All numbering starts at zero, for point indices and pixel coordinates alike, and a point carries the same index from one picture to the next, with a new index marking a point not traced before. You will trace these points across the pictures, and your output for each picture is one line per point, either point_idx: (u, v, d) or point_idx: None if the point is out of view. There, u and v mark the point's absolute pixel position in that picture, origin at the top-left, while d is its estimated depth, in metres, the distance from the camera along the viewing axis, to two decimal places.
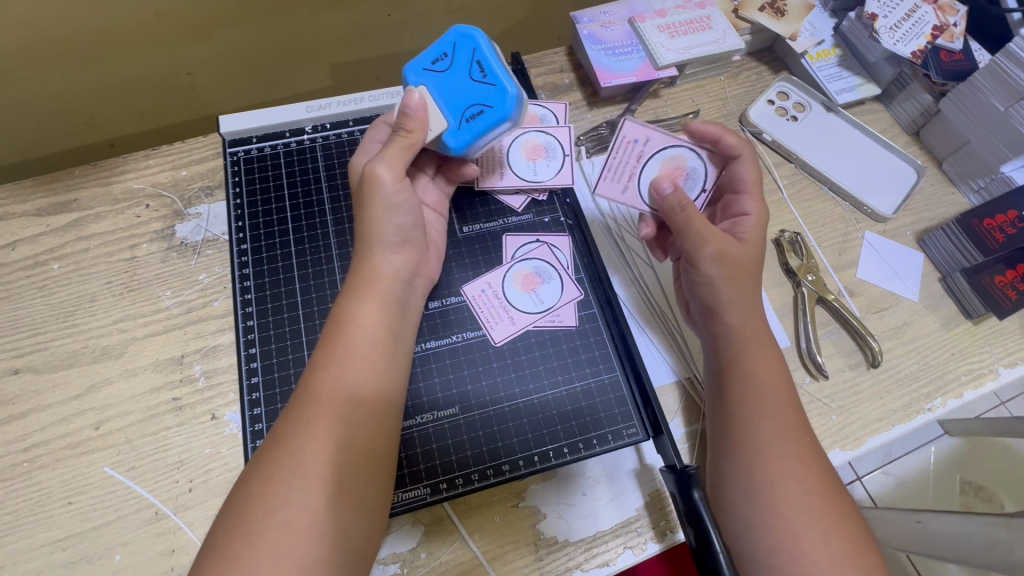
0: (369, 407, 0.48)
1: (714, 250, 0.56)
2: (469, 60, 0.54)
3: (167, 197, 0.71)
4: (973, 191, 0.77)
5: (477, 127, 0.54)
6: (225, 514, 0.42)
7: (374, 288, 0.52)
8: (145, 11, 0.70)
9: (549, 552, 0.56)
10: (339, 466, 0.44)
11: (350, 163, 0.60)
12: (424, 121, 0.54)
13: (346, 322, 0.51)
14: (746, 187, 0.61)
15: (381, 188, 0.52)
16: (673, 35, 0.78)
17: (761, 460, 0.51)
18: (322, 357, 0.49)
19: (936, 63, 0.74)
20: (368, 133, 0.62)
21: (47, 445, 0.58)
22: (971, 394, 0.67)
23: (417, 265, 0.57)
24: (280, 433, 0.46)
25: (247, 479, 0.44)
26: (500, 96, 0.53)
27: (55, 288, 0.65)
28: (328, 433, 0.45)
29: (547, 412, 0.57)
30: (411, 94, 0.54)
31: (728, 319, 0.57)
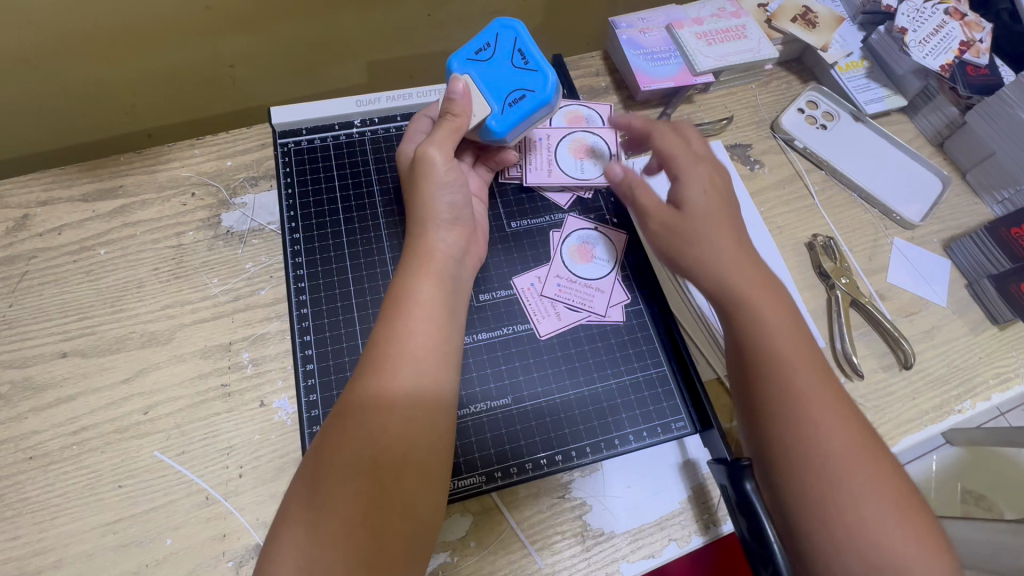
0: (433, 386, 0.48)
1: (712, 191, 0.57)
2: (512, 49, 0.59)
3: (213, 186, 0.71)
4: (996, 202, 0.79)
5: (520, 110, 0.57)
6: (300, 481, 0.45)
7: (431, 265, 0.53)
8: (196, 2, 0.71)
9: (596, 543, 0.57)
10: (404, 443, 0.46)
11: (397, 152, 0.61)
12: (468, 107, 0.57)
13: (406, 299, 0.51)
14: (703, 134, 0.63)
15: (433, 170, 0.55)
16: (709, 42, 0.80)
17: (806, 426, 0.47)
18: (382, 333, 0.49)
19: (963, 78, 0.76)
20: (410, 126, 0.63)
21: (95, 428, 0.58)
22: (999, 397, 0.69)
23: (468, 243, 0.58)
24: (345, 408, 0.47)
25: (317, 452, 0.46)
26: (542, 81, 0.57)
27: (102, 273, 0.65)
28: (393, 410, 0.46)
29: (597, 404, 0.58)
30: (456, 82, 0.57)
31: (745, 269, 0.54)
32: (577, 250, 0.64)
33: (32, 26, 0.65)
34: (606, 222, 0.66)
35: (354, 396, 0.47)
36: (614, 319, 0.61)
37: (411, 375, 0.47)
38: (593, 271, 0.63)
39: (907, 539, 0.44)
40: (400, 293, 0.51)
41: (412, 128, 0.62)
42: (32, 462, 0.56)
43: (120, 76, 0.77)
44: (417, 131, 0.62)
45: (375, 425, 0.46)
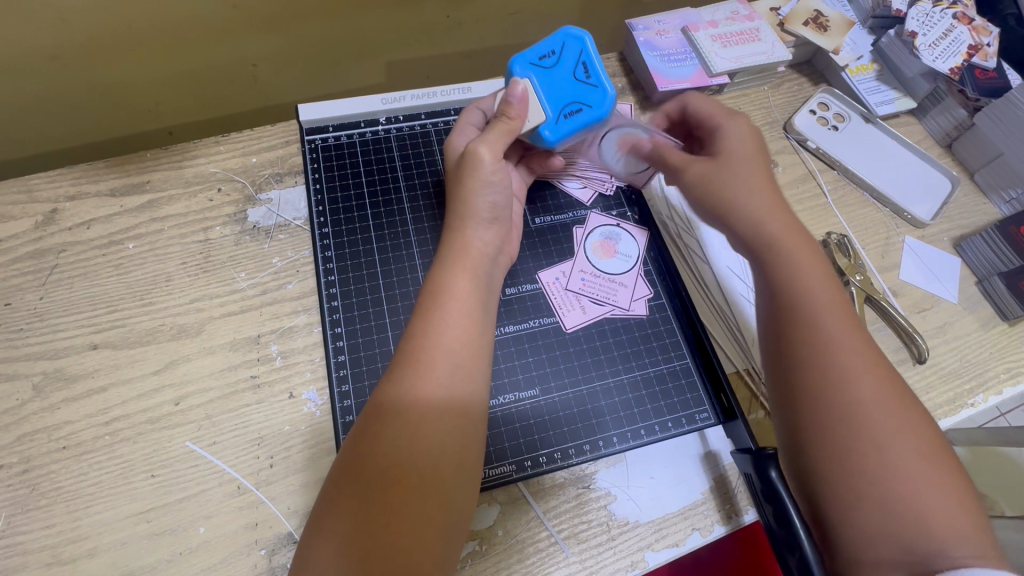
0: (466, 376, 0.49)
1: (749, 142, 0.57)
2: (575, 60, 0.60)
3: (238, 182, 0.72)
4: (1005, 202, 0.81)
5: (576, 122, 0.59)
6: (338, 469, 0.46)
7: (466, 262, 0.54)
8: (224, 2, 0.73)
9: (621, 532, 0.58)
10: (438, 429, 0.47)
11: (447, 144, 0.62)
12: (524, 113, 0.59)
13: (441, 292, 0.52)
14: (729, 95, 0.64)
15: (480, 167, 0.56)
16: (725, 45, 0.82)
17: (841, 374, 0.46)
18: (418, 325, 0.50)
19: (972, 80, 0.78)
20: (463, 117, 0.64)
21: (127, 419, 0.58)
22: (1010, 391, 0.70)
23: (502, 242, 0.60)
24: (380, 399, 0.48)
25: (354, 441, 0.46)
26: (601, 97, 0.59)
27: (131, 267, 0.66)
28: (428, 397, 0.47)
29: (622, 396, 0.59)
30: (516, 85, 0.59)
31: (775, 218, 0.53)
32: (601, 246, 0.66)
33: (64, 23, 0.66)
34: (628, 219, 0.68)
35: (388, 386, 0.48)
36: (638, 313, 0.62)
37: (448, 364, 0.48)
38: (617, 266, 0.64)
39: (945, 510, 0.42)
40: (436, 286, 0.52)
41: (465, 121, 0.63)
42: (66, 452, 0.56)
43: (145, 73, 0.78)
44: (469, 125, 0.63)
45: (413, 413, 0.46)
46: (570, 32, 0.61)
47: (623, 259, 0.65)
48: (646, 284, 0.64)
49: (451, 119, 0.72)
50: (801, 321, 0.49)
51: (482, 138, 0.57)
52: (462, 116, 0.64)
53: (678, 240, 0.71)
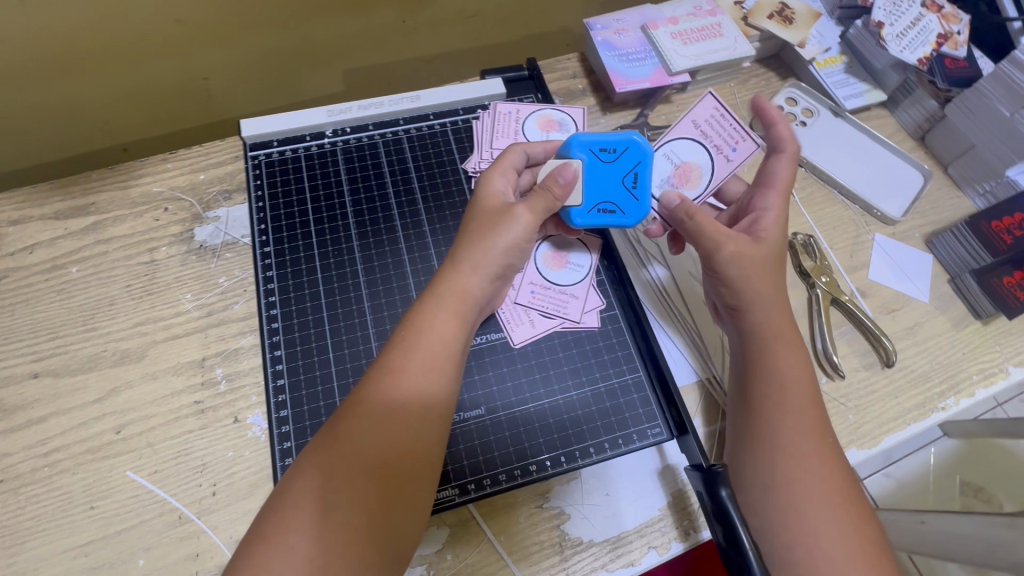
0: (433, 419, 0.48)
1: (731, 252, 0.57)
2: (630, 165, 0.59)
3: (185, 200, 0.71)
4: (979, 195, 0.78)
5: (603, 223, 0.60)
6: (282, 499, 0.43)
7: (458, 304, 0.52)
8: (165, 18, 0.71)
9: (574, 552, 0.56)
10: (399, 474, 0.45)
11: (485, 181, 0.57)
12: (565, 196, 0.57)
13: (424, 331, 0.50)
14: (778, 183, 0.60)
15: (514, 228, 0.54)
16: (685, 42, 0.79)
17: (783, 458, 0.52)
18: (397, 363, 0.48)
19: (942, 71, 0.75)
20: (505, 157, 0.59)
21: (67, 449, 0.57)
22: (983, 392, 0.68)
23: (494, 295, 0.57)
24: (341, 430, 0.45)
25: (305, 471, 0.44)
26: (638, 211, 0.60)
27: (74, 292, 0.64)
28: (393, 439, 0.45)
29: (574, 413, 0.58)
30: (568, 167, 0.57)
31: (751, 314, 0.58)
32: (558, 258, 0.64)
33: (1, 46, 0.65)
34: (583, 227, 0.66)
35: (356, 421, 0.45)
36: (589, 325, 0.61)
37: (418, 409, 0.47)
38: (567, 278, 0.63)
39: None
40: (418, 325, 0.50)
41: (506, 163, 0.59)
42: (4, 486, 0.55)
43: (92, 91, 0.77)
44: (509, 170, 0.58)
45: (377, 453, 0.44)
46: (635, 137, 0.59)
47: (576, 271, 0.63)
48: (599, 294, 0.62)
49: (399, 130, 0.70)
50: (770, 391, 0.55)
51: (527, 202, 0.55)
52: (504, 157, 0.59)
53: (636, 242, 0.71)
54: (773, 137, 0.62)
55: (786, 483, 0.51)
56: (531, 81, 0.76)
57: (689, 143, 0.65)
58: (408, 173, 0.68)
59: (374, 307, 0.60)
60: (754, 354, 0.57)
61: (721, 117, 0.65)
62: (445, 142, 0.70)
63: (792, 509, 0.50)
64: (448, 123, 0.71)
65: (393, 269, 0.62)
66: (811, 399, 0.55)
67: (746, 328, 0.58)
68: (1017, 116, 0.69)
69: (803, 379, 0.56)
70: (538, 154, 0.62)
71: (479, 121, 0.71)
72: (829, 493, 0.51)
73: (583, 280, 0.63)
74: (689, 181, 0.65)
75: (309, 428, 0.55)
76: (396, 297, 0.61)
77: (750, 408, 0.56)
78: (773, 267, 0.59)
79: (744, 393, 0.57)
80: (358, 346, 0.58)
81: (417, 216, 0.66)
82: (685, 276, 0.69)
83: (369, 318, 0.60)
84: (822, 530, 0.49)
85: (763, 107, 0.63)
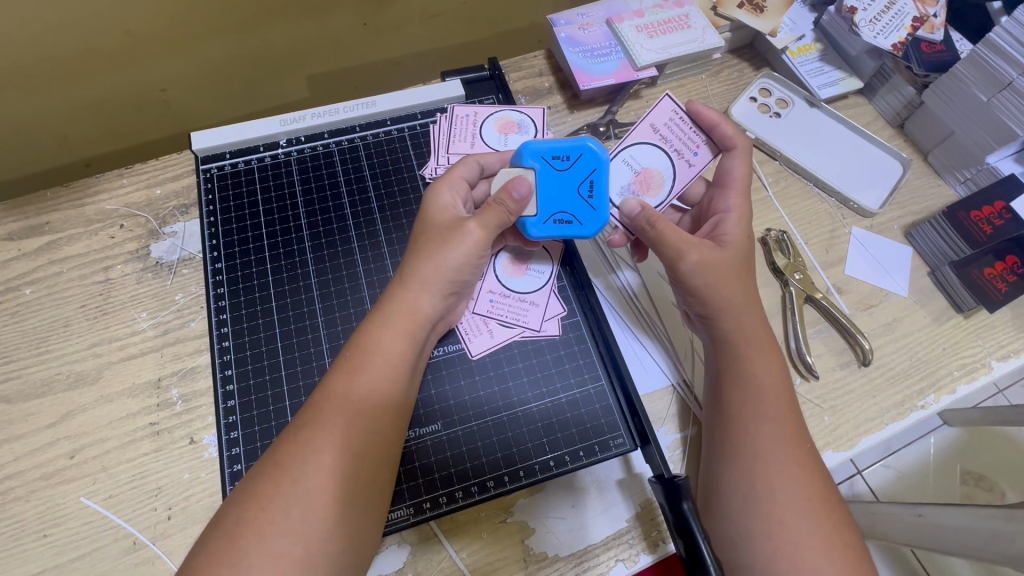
0: (381, 444, 0.47)
1: (696, 259, 0.54)
2: (585, 174, 0.58)
3: (141, 216, 0.68)
4: (960, 182, 0.75)
5: (561, 233, 0.58)
6: (215, 530, 0.41)
7: (408, 324, 0.51)
8: (114, 29, 0.70)
9: (539, 568, 0.55)
10: (341, 501, 0.43)
11: (433, 193, 0.56)
12: (520, 208, 0.55)
13: (371, 352, 0.49)
14: (733, 183, 0.59)
15: (463, 245, 0.52)
16: (652, 35, 0.77)
17: (759, 470, 0.50)
18: (341, 385, 0.47)
19: (917, 55, 0.73)
20: (456, 169, 0.59)
21: (20, 476, 0.56)
22: (965, 388, 0.66)
23: (448, 310, 0.57)
24: (282, 455, 0.44)
25: (242, 501, 0.42)
26: (596, 220, 0.58)
27: (26, 314, 0.62)
28: (334, 463, 0.44)
29: (533, 424, 0.58)
30: (523, 179, 0.54)
31: (723, 322, 0.55)
32: (516, 266, 0.64)
33: None
34: None
35: (296, 447, 0.44)
36: (549, 333, 0.62)
37: (362, 432, 0.46)
38: (526, 284, 0.63)
39: None
40: (366, 345, 0.50)
41: (455, 175, 0.58)
42: None
43: (50, 109, 0.76)
44: (458, 182, 0.58)
45: (318, 479, 0.43)
46: (589, 144, 0.58)
47: (535, 276, 0.64)
48: (559, 301, 0.63)
49: (356, 137, 0.71)
50: (740, 402, 0.53)
51: (477, 217, 0.53)
52: (454, 169, 0.59)
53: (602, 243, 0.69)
54: (719, 138, 0.60)
55: (767, 493, 0.49)
56: (492, 81, 0.76)
57: (646, 148, 0.64)
58: (364, 183, 0.69)
59: (328, 322, 0.62)
60: (727, 361, 0.55)
61: (679, 120, 0.63)
62: (402, 148, 0.71)
63: (769, 521, 0.48)
64: (406, 128, 0.73)
65: (348, 282, 0.64)
66: (787, 406, 0.53)
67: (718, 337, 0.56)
68: (995, 101, 0.66)
69: (778, 385, 0.54)
70: (492, 165, 0.62)
71: (437, 125, 0.72)
72: (811, 501, 0.49)
73: (543, 287, 0.63)
74: (651, 187, 0.63)
75: (260, 447, 0.57)
76: (350, 310, 0.63)
77: (727, 418, 0.53)
78: (743, 273, 0.57)
79: (716, 404, 0.55)
80: (310, 362, 0.60)
81: (373, 227, 0.67)
82: (653, 278, 0.67)
83: (322, 332, 0.62)
84: (806, 540, 0.47)
85: (698, 110, 0.61)
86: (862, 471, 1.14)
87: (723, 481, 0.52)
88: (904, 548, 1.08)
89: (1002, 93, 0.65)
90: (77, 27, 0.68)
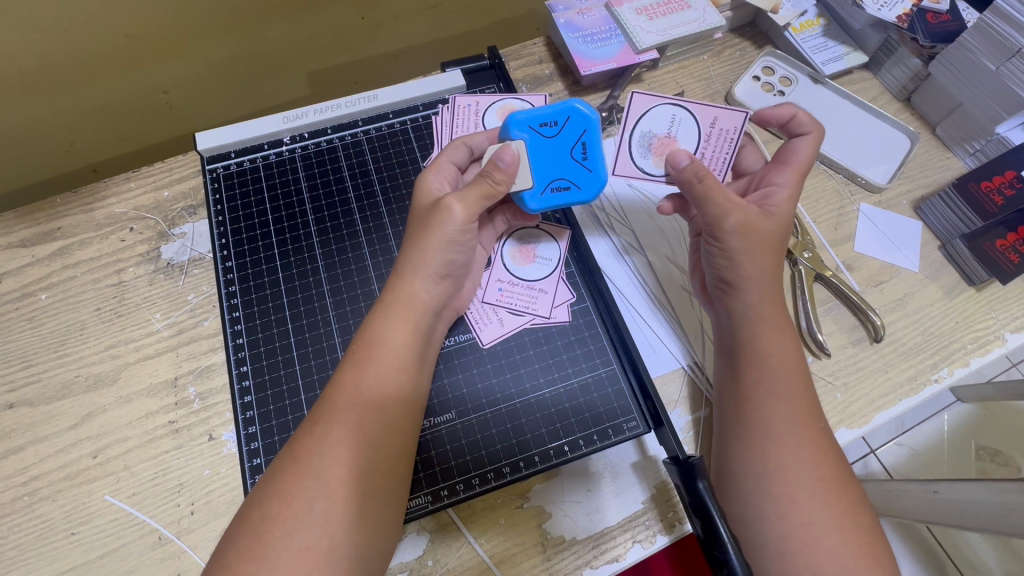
0: (398, 436, 0.48)
1: (737, 220, 0.54)
2: (576, 136, 0.58)
3: (150, 218, 0.69)
4: (969, 154, 0.74)
5: (560, 201, 0.58)
6: (242, 522, 0.42)
7: (407, 313, 0.52)
8: (115, 32, 0.71)
9: (557, 551, 0.55)
10: (362, 492, 0.44)
11: (422, 179, 0.57)
12: (512, 176, 0.55)
13: (381, 344, 0.50)
14: (794, 162, 0.58)
15: (448, 223, 0.53)
16: (652, 17, 0.76)
17: (773, 448, 0.50)
18: (356, 380, 0.48)
19: (923, 26, 0.71)
20: (443, 152, 0.60)
21: (45, 477, 0.57)
22: (979, 361, 0.65)
23: (448, 296, 0.57)
24: (302, 451, 0.44)
25: (266, 497, 0.43)
26: (592, 183, 0.58)
27: (43, 319, 0.63)
28: (354, 455, 0.44)
29: (545, 410, 0.59)
30: (508, 148, 0.55)
31: (746, 295, 0.55)
32: (523, 252, 0.65)
33: None
34: (550, 220, 0.66)
35: (315, 443, 0.45)
36: (559, 319, 0.62)
37: (377, 424, 0.47)
38: (534, 272, 0.64)
39: (857, 566, 0.45)
40: (371, 337, 0.50)
41: (443, 159, 0.59)
42: None
43: (55, 117, 0.77)
44: (445, 166, 0.59)
45: (339, 473, 0.43)
46: (576, 106, 0.58)
47: (543, 264, 0.64)
48: (567, 288, 0.64)
49: (358, 131, 0.72)
50: (758, 379, 0.53)
51: (459, 193, 0.53)
52: (441, 154, 0.59)
53: (610, 229, 0.69)
54: (793, 129, 0.60)
55: (779, 474, 0.49)
56: (493, 70, 0.76)
57: (693, 131, 0.62)
58: (368, 177, 0.69)
59: (339, 316, 0.63)
60: (743, 340, 0.55)
61: (734, 142, 0.62)
62: (405, 141, 0.72)
63: (784, 500, 0.48)
64: (408, 121, 0.73)
65: (357, 275, 0.65)
66: (801, 385, 0.53)
67: (736, 312, 0.56)
68: (1003, 70, 0.65)
69: (793, 365, 0.54)
70: (481, 145, 0.61)
71: (438, 116, 0.72)
72: (823, 480, 0.49)
73: (551, 274, 0.64)
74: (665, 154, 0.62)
75: (277, 441, 0.58)
76: (359, 302, 0.63)
77: (742, 398, 0.53)
78: (775, 246, 0.56)
79: (732, 381, 0.55)
80: (323, 355, 0.61)
81: (379, 220, 0.67)
82: (662, 263, 0.67)
83: (334, 326, 0.62)
84: (818, 519, 0.47)
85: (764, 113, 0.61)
86: (875, 451, 1.14)
87: (734, 461, 0.52)
88: (920, 525, 1.07)
89: (1011, 60, 0.64)
90: (77, 33, 0.68)
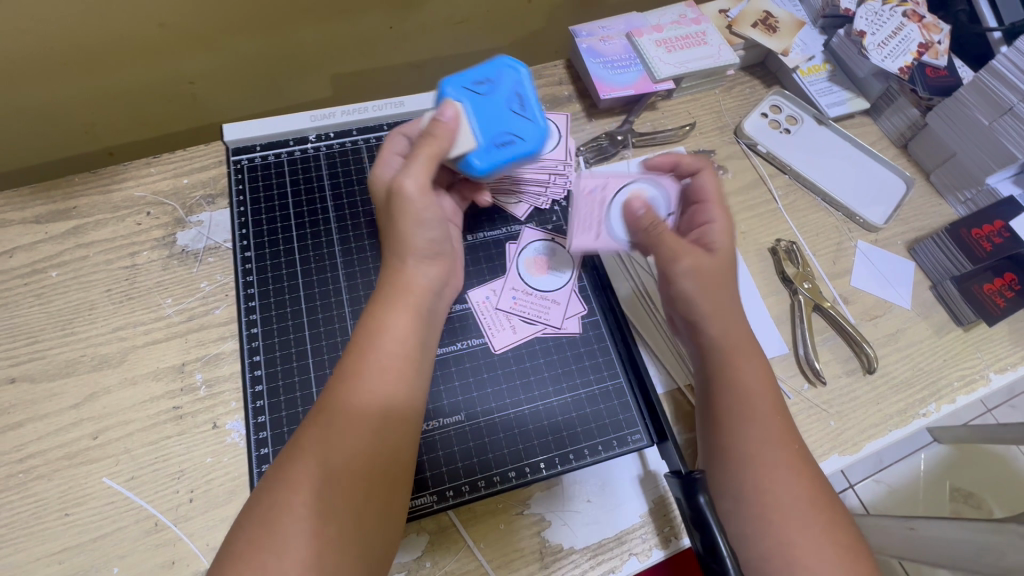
0: (400, 425, 0.48)
1: (686, 262, 0.57)
2: (507, 91, 0.60)
3: (168, 205, 0.69)
4: (960, 203, 0.78)
5: (504, 157, 0.58)
6: (251, 512, 0.42)
7: (407, 298, 0.53)
8: (149, 21, 0.72)
9: (554, 559, 0.56)
10: (369, 479, 0.44)
11: (373, 175, 0.59)
12: (454, 134, 0.56)
13: (378, 330, 0.50)
14: (710, 197, 0.62)
15: (407, 202, 0.53)
16: (669, 49, 0.79)
17: (752, 470, 0.52)
18: (353, 367, 0.48)
19: (922, 79, 0.75)
20: (385, 145, 0.61)
21: (43, 455, 0.56)
22: (964, 399, 0.68)
23: (446, 277, 0.58)
24: (305, 441, 0.45)
25: (277, 485, 0.43)
26: (536, 137, 0.59)
27: (52, 296, 0.63)
28: (354, 443, 0.45)
29: (553, 419, 0.60)
30: (452, 107, 0.57)
31: (709, 326, 0.57)
32: (536, 263, 0.68)
33: None
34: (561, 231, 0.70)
35: (318, 432, 0.45)
36: (569, 330, 0.64)
37: (377, 410, 0.47)
38: (547, 283, 0.66)
39: None
40: (371, 324, 0.51)
41: (387, 151, 0.61)
42: None
43: (78, 96, 0.78)
44: (390, 157, 0.60)
45: (345, 459, 0.44)
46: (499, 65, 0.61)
47: (555, 276, 0.67)
48: (580, 301, 0.65)
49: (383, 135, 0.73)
50: (730, 410, 0.55)
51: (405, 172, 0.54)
52: (384, 146, 0.61)
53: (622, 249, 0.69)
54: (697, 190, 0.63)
55: (758, 495, 0.51)
56: None
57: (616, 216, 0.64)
58: None
59: (354, 312, 0.63)
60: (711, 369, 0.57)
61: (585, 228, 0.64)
62: None
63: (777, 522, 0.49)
64: None
65: (375, 273, 0.66)
66: (773, 409, 0.55)
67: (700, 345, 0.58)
68: (996, 125, 0.70)
69: (762, 388, 0.56)
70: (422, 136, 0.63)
71: None
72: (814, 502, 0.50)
73: (564, 286, 0.66)
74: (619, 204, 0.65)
75: (286, 433, 0.58)
76: None
77: (716, 422, 0.55)
78: (728, 281, 0.59)
79: (706, 406, 0.57)
80: (337, 351, 0.61)
81: None
82: None
83: (349, 321, 0.63)
84: (810, 539, 0.48)
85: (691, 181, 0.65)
86: (854, 486, 1.16)
87: (719, 480, 0.53)
88: (896, 562, 1.09)
89: (1003, 118, 0.69)
90: (113, 18, 0.69)
